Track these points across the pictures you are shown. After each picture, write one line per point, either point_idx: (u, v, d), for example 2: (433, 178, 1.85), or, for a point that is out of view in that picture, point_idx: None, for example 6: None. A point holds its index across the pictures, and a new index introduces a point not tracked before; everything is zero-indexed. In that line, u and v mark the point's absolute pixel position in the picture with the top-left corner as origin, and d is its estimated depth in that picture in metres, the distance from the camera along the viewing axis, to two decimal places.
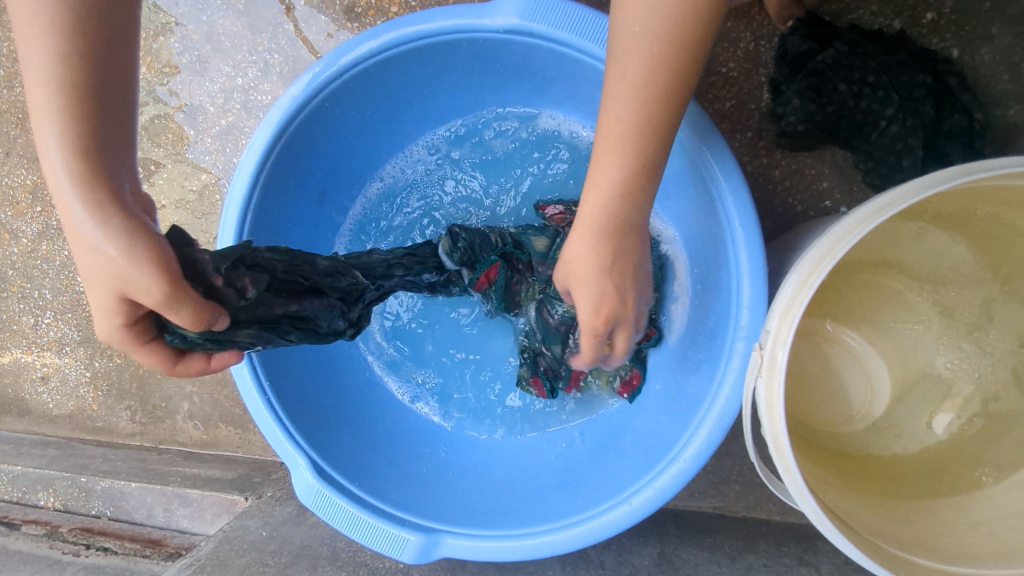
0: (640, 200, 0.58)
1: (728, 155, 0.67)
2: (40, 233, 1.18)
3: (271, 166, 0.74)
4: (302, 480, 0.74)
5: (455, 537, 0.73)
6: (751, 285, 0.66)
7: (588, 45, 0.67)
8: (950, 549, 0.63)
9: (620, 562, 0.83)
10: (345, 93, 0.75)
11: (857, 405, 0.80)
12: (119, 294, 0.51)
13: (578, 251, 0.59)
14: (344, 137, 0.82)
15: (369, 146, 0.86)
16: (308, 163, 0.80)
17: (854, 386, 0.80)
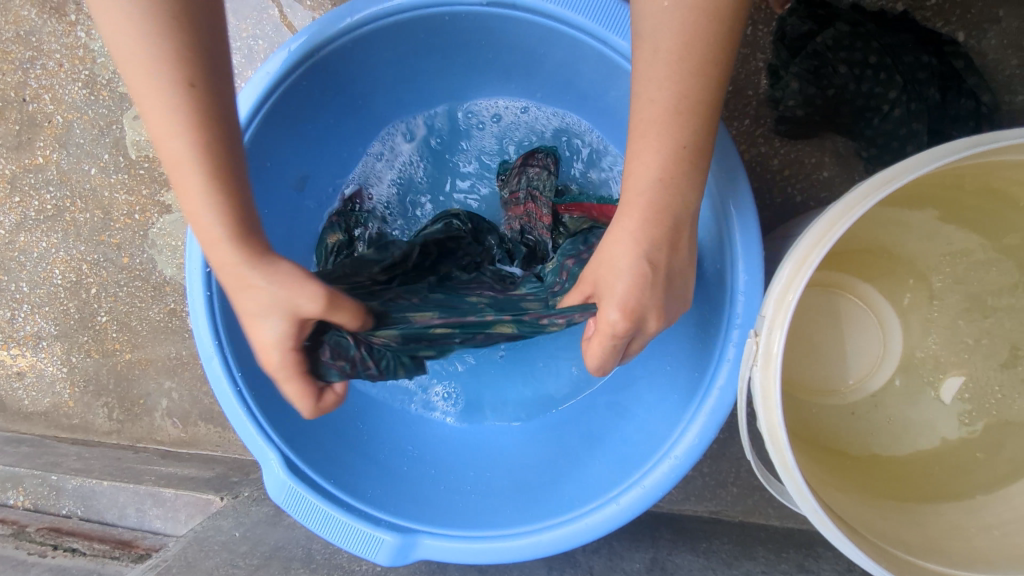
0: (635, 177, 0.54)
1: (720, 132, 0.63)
2: (18, 224, 1.15)
3: (246, 146, 0.70)
4: (273, 476, 0.71)
5: (434, 538, 0.69)
6: (745, 269, 0.62)
7: (572, 17, 0.65)
8: (961, 554, 0.58)
9: (610, 566, 0.79)
10: (323, 71, 0.72)
11: (856, 376, 0.78)
12: (296, 324, 0.56)
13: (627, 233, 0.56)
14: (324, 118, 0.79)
15: (350, 126, 0.83)
16: (285, 146, 0.77)
17: (862, 356, 0.78)
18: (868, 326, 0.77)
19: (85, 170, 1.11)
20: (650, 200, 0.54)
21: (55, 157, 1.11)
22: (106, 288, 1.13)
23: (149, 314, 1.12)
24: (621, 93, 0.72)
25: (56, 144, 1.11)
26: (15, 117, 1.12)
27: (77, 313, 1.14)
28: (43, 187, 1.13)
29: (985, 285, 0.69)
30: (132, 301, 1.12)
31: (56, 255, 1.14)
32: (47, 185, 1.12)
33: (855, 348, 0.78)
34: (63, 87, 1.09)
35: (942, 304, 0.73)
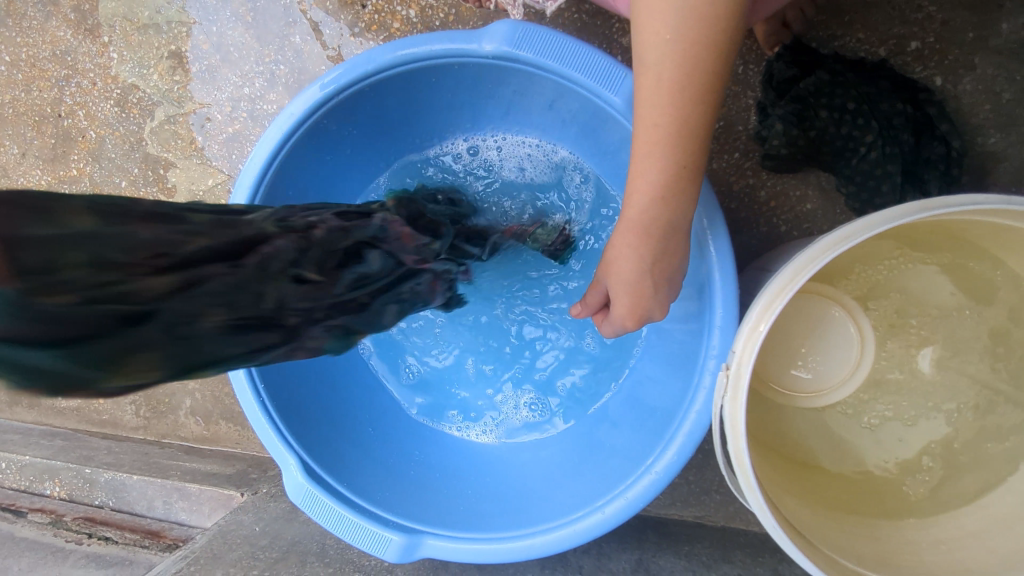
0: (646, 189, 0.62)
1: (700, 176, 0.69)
2: None
3: (282, 161, 0.76)
4: (292, 479, 0.78)
5: (437, 538, 0.77)
6: (722, 307, 0.69)
7: (570, 72, 0.71)
8: (909, 566, 0.65)
9: (598, 566, 0.87)
10: (352, 103, 0.78)
11: (846, 367, 0.79)
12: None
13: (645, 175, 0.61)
14: (351, 139, 0.84)
15: (372, 146, 0.89)
16: (319, 158, 0.82)
17: (840, 356, 0.79)
18: (841, 316, 0.78)
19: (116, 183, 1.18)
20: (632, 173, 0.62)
21: (88, 170, 1.19)
22: None
23: None
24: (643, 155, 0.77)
25: (90, 157, 1.18)
26: (51, 131, 1.19)
27: None
28: None
29: (944, 310, 0.75)
30: None
31: None
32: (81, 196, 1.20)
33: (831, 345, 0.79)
34: (97, 104, 1.16)
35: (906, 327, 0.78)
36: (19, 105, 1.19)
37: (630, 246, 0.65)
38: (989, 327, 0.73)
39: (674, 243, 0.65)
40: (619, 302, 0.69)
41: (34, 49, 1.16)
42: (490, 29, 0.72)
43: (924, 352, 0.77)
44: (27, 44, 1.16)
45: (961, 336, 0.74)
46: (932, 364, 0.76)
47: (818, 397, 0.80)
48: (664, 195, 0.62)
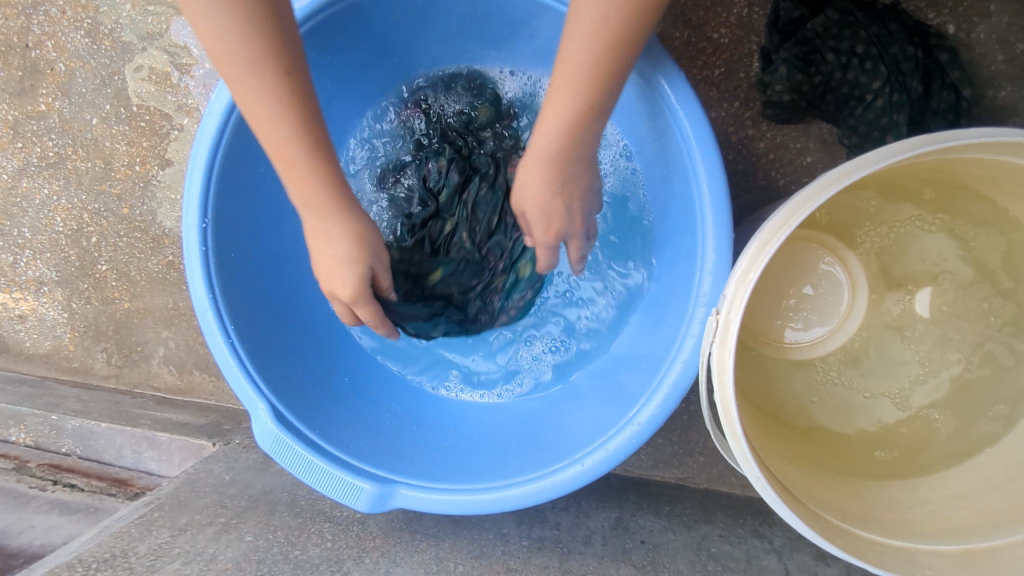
0: (555, 123, 0.61)
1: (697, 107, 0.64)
2: (20, 170, 1.17)
3: None
4: (261, 425, 0.75)
5: (410, 488, 0.74)
6: (715, 252, 0.65)
7: None
8: (894, 523, 0.63)
9: (576, 523, 0.85)
10: (333, 26, 0.72)
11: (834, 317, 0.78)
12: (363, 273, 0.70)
13: (563, 106, 0.60)
14: (334, 66, 0.79)
15: (357, 76, 0.83)
16: None
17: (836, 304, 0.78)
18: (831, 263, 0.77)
19: (86, 120, 1.12)
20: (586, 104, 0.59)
21: (57, 105, 1.13)
22: (106, 237, 1.16)
23: (148, 264, 1.15)
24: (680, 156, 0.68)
25: (58, 92, 1.12)
26: (18, 63, 1.12)
27: (78, 260, 1.18)
28: (45, 134, 1.15)
29: (941, 263, 0.72)
30: (131, 251, 1.15)
31: (57, 203, 1.17)
32: (49, 133, 1.14)
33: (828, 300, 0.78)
34: (65, 34, 1.09)
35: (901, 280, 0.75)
36: None
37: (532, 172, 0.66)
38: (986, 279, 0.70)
39: (579, 171, 0.66)
40: (532, 223, 0.71)
41: None
42: None
43: (922, 293, 0.74)
44: None
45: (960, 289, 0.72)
46: (932, 306, 0.74)
47: (808, 349, 0.79)
48: (581, 127, 0.61)
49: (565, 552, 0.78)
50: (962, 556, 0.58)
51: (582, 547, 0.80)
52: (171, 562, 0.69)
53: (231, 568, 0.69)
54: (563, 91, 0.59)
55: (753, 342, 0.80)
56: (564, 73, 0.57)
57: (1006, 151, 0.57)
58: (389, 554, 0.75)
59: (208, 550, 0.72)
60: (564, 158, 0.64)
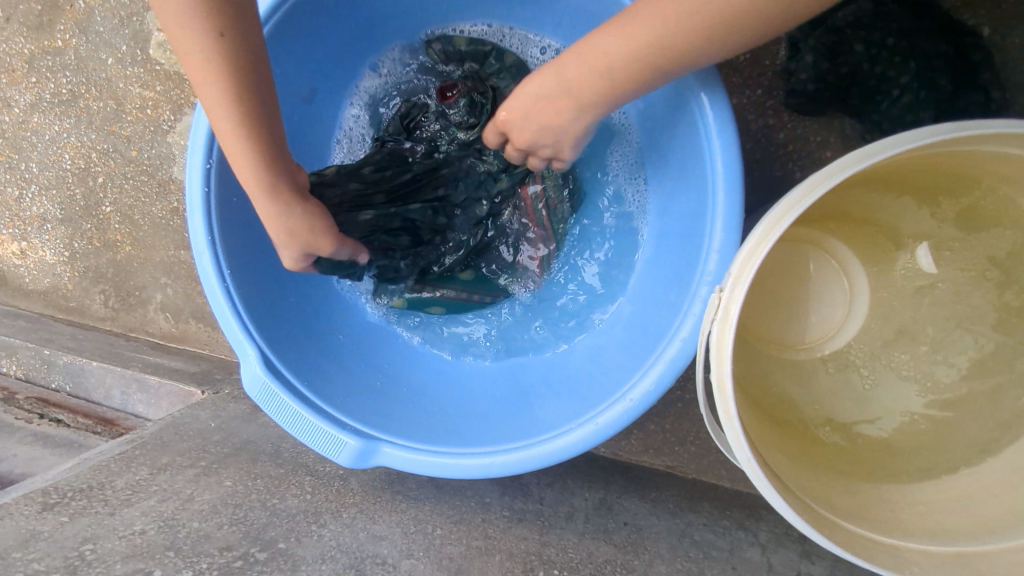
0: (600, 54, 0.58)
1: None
2: (33, 105, 1.17)
3: (272, 28, 0.71)
4: (250, 370, 0.74)
5: (393, 447, 0.73)
6: (725, 229, 0.64)
7: None
8: (881, 520, 0.61)
9: (559, 500, 0.85)
10: None
11: (841, 282, 0.77)
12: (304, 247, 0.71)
13: (606, 49, 0.57)
14: (342, 22, 0.79)
15: (364, 34, 0.84)
16: (311, 34, 0.77)
17: (831, 304, 0.77)
18: (822, 260, 0.77)
19: (101, 60, 1.11)
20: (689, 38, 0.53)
21: (73, 42, 1.12)
22: (113, 179, 1.15)
23: (152, 210, 1.14)
24: (699, 158, 0.67)
25: (76, 29, 1.11)
26: None
27: (82, 200, 1.17)
28: (59, 71, 1.14)
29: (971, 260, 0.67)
30: (136, 195, 1.14)
31: (66, 140, 1.16)
32: (64, 70, 1.14)
33: (821, 294, 0.77)
34: None
35: (899, 238, 0.72)
36: None
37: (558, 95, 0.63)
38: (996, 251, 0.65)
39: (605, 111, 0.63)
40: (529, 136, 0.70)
41: None
42: None
43: (922, 250, 0.70)
44: None
45: (975, 268, 0.67)
46: (933, 259, 0.69)
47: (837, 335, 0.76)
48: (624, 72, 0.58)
49: (545, 525, 0.78)
50: (952, 558, 0.56)
51: (563, 523, 0.79)
52: (147, 498, 0.69)
53: (207, 510, 0.69)
54: (612, 36, 0.56)
55: (767, 347, 0.78)
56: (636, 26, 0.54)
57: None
58: (367, 511, 0.74)
59: (186, 490, 0.72)
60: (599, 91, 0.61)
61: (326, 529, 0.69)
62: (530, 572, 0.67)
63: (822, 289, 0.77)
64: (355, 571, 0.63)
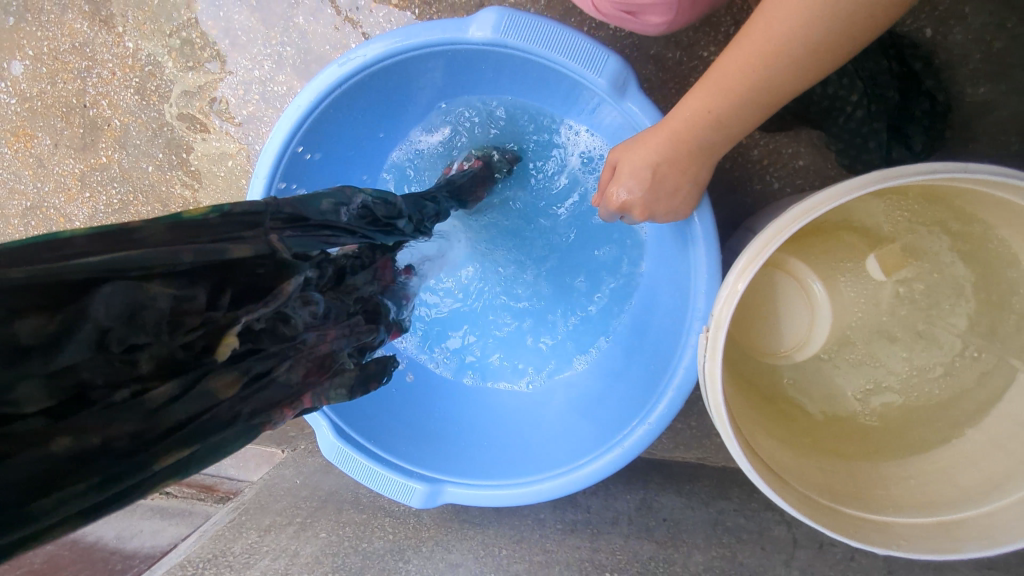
0: (697, 110, 0.62)
1: (651, 105, 0.72)
2: (90, 217, 1.31)
3: (298, 144, 0.82)
4: (325, 438, 0.87)
5: (456, 485, 0.86)
6: (708, 269, 0.73)
7: (568, 62, 0.72)
8: (873, 499, 0.72)
9: (604, 506, 0.97)
10: (363, 87, 0.81)
11: (800, 298, 0.81)
12: None
13: (700, 102, 0.61)
14: (355, 127, 0.89)
15: (378, 133, 0.93)
16: (329, 143, 0.87)
17: (797, 321, 0.81)
18: (788, 280, 0.81)
19: (143, 168, 1.26)
20: (737, 84, 0.58)
21: (117, 157, 1.26)
22: None
23: None
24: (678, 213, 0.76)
25: (117, 145, 1.25)
26: (79, 122, 1.26)
27: None
28: (109, 183, 1.28)
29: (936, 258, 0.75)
30: None
31: None
32: (112, 182, 1.28)
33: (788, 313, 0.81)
34: (118, 93, 1.22)
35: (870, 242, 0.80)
36: (46, 98, 1.26)
37: (653, 148, 0.65)
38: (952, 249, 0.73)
39: (674, 166, 0.66)
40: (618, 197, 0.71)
41: (54, 42, 1.22)
42: (479, 16, 0.73)
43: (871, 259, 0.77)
44: (47, 38, 1.21)
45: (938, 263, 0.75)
46: (885, 267, 0.76)
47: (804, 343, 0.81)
48: (717, 118, 0.61)
49: (595, 531, 0.90)
50: (934, 526, 0.67)
51: (610, 527, 0.91)
52: (262, 558, 0.83)
53: (312, 561, 0.83)
54: (709, 90, 0.60)
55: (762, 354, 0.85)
56: (733, 77, 0.58)
57: (1003, 187, 0.59)
58: (442, 542, 0.88)
59: (292, 546, 0.86)
60: (677, 141, 0.64)
61: (411, 563, 0.83)
62: None
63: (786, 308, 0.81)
64: None
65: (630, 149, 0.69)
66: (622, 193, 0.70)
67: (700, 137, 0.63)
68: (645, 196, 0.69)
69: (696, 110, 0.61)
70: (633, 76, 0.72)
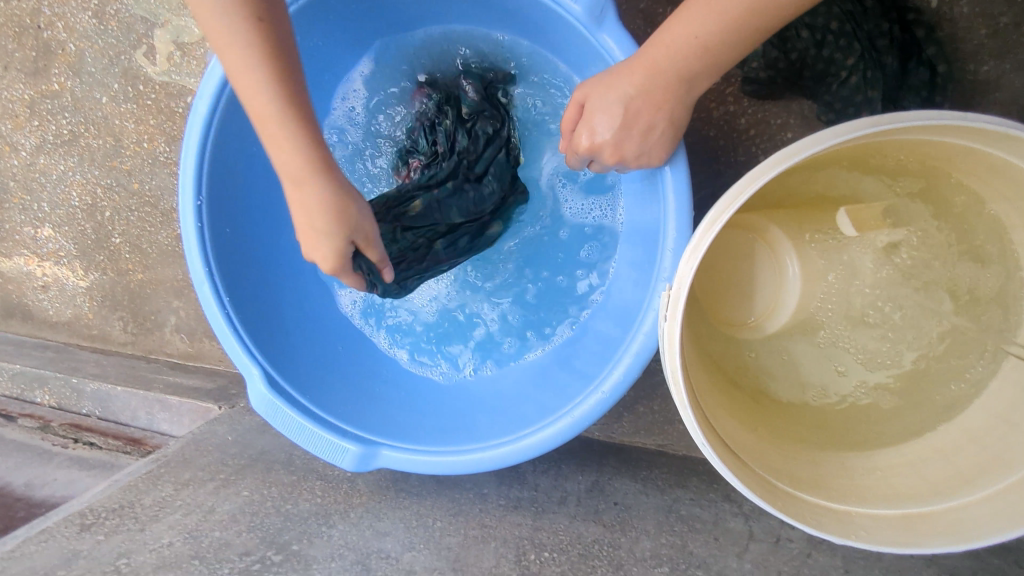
0: (682, 36, 0.55)
1: (628, 39, 0.65)
2: (38, 147, 1.23)
3: None
4: (255, 389, 0.80)
5: (392, 449, 0.79)
6: (678, 226, 0.67)
7: None
8: (838, 489, 0.66)
9: (553, 485, 0.90)
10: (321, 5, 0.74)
11: (770, 266, 0.80)
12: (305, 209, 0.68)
13: (686, 29, 0.55)
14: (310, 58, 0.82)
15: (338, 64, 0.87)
16: None
17: (765, 289, 0.80)
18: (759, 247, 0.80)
19: (96, 98, 1.17)
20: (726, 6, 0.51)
21: (68, 84, 1.18)
22: (119, 212, 1.21)
23: (158, 238, 1.21)
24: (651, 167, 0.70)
25: (70, 71, 1.17)
26: (31, 43, 1.18)
27: (94, 233, 1.24)
28: (59, 113, 1.20)
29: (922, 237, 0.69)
30: (142, 225, 1.21)
31: (73, 178, 1.23)
32: (63, 111, 1.20)
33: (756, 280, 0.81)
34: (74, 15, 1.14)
35: None
36: None
37: (628, 81, 0.59)
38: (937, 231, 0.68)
39: (651, 103, 0.60)
40: (585, 138, 0.64)
41: None
42: None
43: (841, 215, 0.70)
44: None
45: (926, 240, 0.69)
46: (855, 225, 0.69)
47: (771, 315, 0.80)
48: (703, 47, 0.55)
49: (539, 510, 0.83)
50: (900, 519, 0.61)
51: (556, 507, 0.85)
52: (173, 512, 0.76)
53: (227, 519, 0.76)
54: (696, 14, 0.54)
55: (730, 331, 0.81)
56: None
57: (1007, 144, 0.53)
58: (373, 510, 0.81)
59: (208, 502, 0.79)
60: (657, 72, 0.58)
61: (335, 529, 0.76)
62: (522, 557, 0.73)
63: (758, 273, 0.80)
64: (361, 566, 0.69)
65: (600, 83, 0.62)
66: (591, 134, 0.64)
67: (682, 69, 0.57)
68: (615, 138, 0.63)
69: (682, 37, 0.55)
70: (613, 5, 0.65)
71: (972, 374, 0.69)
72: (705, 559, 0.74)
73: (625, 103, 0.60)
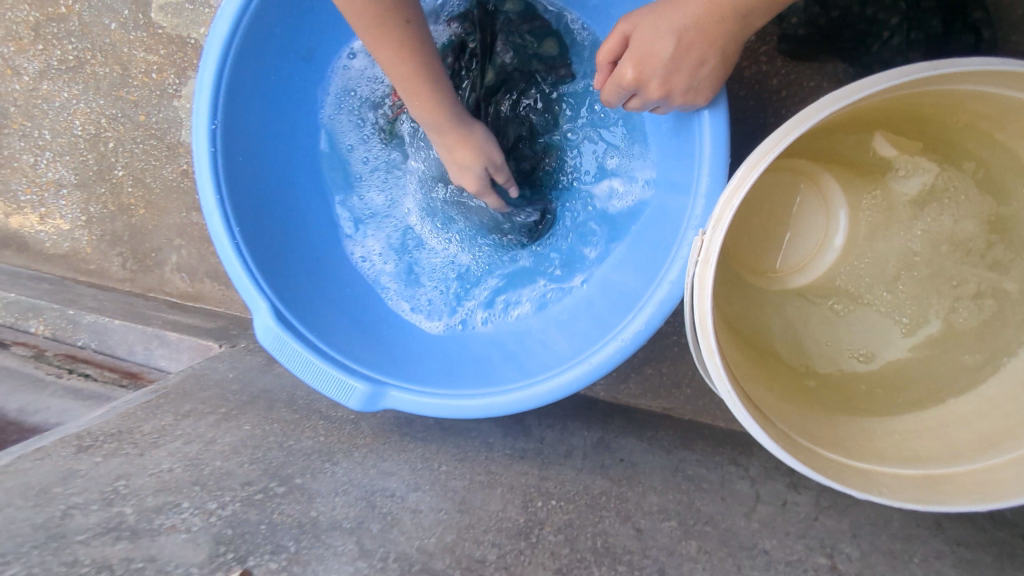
0: None
1: None
2: (41, 72, 1.19)
3: None
4: (261, 320, 0.78)
5: (400, 390, 0.77)
6: (712, 172, 0.66)
7: None
8: (857, 449, 0.65)
9: (559, 439, 0.89)
10: None
11: (819, 213, 0.80)
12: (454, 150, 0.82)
13: None
14: None
15: None
16: None
17: (810, 234, 0.81)
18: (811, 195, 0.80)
19: (105, 24, 1.12)
20: None
21: (76, 8, 1.13)
22: (123, 143, 1.18)
23: (162, 172, 1.18)
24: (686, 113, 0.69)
25: None
26: None
27: (96, 164, 1.20)
28: (65, 38, 1.15)
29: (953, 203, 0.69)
30: (147, 159, 1.18)
31: (77, 107, 1.19)
32: (69, 36, 1.15)
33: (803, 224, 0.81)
34: None
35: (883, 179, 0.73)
36: None
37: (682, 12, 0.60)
38: (973, 198, 0.67)
39: (705, 36, 0.61)
40: (631, 71, 0.65)
41: None
42: None
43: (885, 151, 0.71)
44: None
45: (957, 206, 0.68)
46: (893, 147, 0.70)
47: (809, 267, 0.81)
48: None
49: (545, 461, 0.82)
50: (921, 479, 0.61)
51: (562, 459, 0.83)
52: (173, 441, 0.74)
53: (229, 450, 0.74)
54: None
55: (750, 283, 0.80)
56: None
57: None
58: (377, 451, 0.79)
59: (209, 434, 0.77)
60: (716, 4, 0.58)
61: (339, 466, 0.74)
62: (528, 502, 0.72)
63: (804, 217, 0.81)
64: (366, 502, 0.68)
65: (651, 15, 0.63)
66: (637, 66, 0.64)
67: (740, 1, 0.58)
68: (661, 73, 0.64)
69: None
70: None
71: (997, 341, 0.68)
72: (712, 516, 0.74)
73: (678, 36, 0.61)
